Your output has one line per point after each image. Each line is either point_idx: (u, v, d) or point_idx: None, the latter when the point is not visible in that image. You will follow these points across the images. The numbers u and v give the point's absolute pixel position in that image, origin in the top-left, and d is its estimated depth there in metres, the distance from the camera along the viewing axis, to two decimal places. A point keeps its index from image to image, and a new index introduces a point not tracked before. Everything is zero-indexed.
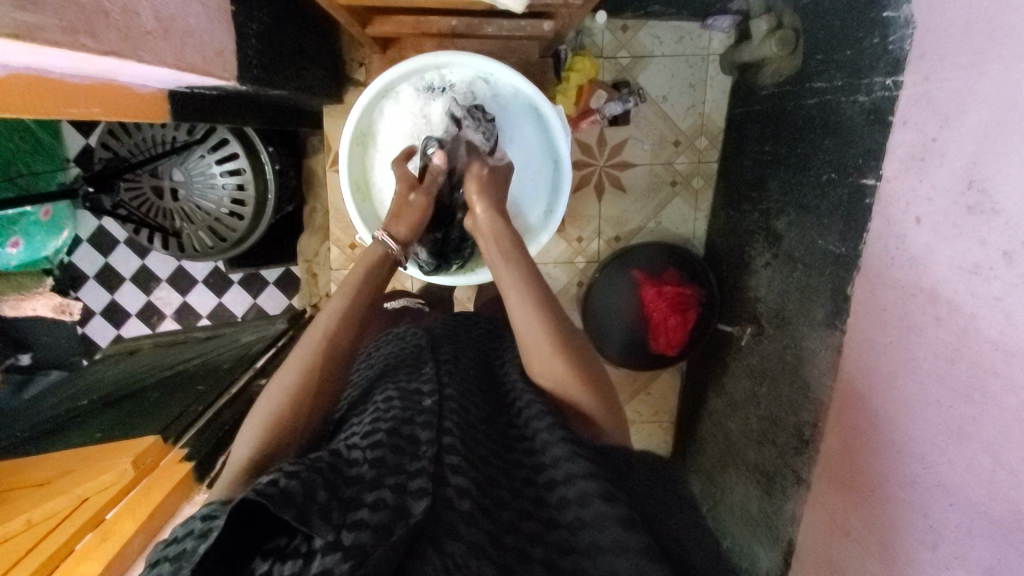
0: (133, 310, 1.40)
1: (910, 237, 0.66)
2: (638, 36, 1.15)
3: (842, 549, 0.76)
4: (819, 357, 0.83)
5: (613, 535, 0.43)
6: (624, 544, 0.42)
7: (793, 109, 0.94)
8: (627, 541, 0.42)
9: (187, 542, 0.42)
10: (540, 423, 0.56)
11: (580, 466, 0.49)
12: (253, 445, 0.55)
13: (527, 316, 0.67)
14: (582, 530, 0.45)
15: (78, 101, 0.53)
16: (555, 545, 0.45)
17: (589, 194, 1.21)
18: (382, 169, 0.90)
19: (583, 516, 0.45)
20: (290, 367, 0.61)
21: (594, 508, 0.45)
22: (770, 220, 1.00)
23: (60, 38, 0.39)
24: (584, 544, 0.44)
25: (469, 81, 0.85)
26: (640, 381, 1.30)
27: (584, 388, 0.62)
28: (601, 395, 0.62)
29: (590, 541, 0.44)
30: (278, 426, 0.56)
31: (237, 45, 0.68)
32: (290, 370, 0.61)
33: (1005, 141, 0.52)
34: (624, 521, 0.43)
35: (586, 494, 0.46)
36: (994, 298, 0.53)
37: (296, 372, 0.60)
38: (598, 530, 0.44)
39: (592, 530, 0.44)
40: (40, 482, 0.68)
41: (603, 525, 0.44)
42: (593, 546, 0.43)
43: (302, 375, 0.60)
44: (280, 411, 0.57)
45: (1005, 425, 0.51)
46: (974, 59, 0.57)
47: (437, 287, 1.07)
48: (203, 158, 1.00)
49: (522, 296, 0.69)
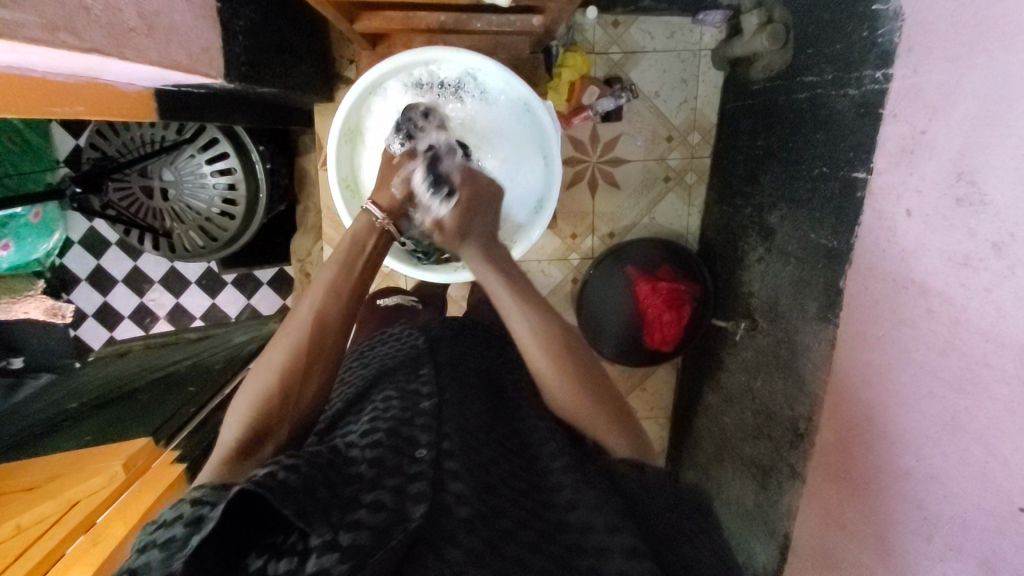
0: (125, 312, 1.39)
1: (901, 229, 0.66)
2: (629, 32, 1.15)
3: (836, 542, 0.76)
4: (813, 351, 0.83)
5: (617, 564, 0.44)
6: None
7: (785, 103, 0.94)
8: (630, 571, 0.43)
9: (178, 529, 0.42)
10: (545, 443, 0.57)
11: (591, 494, 0.50)
12: (241, 427, 0.55)
13: (530, 342, 0.65)
14: (581, 554, 0.45)
15: (62, 99, 0.52)
16: (554, 558, 0.45)
17: (582, 191, 1.21)
18: (372, 166, 0.89)
19: (584, 542, 0.46)
20: (277, 345, 0.60)
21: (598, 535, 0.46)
22: (763, 215, 1.00)
23: (39, 35, 0.39)
24: (582, 567, 0.45)
25: (457, 76, 0.85)
26: (636, 377, 1.30)
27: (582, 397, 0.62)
28: (600, 400, 0.63)
29: (589, 566, 0.45)
30: (266, 415, 0.56)
31: (223, 42, 0.67)
32: (278, 355, 0.59)
33: (994, 132, 0.52)
34: (629, 552, 0.44)
35: (590, 523, 0.47)
36: (985, 290, 0.53)
37: (283, 358, 0.59)
38: (601, 558, 0.45)
39: (593, 557, 0.45)
40: (28, 486, 0.66)
41: (608, 553, 0.45)
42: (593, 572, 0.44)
43: (290, 364, 0.59)
44: (271, 400, 0.57)
45: (997, 416, 0.51)
46: (961, 52, 0.57)
47: (430, 286, 1.06)
48: (192, 157, 0.99)
49: (527, 322, 0.66)
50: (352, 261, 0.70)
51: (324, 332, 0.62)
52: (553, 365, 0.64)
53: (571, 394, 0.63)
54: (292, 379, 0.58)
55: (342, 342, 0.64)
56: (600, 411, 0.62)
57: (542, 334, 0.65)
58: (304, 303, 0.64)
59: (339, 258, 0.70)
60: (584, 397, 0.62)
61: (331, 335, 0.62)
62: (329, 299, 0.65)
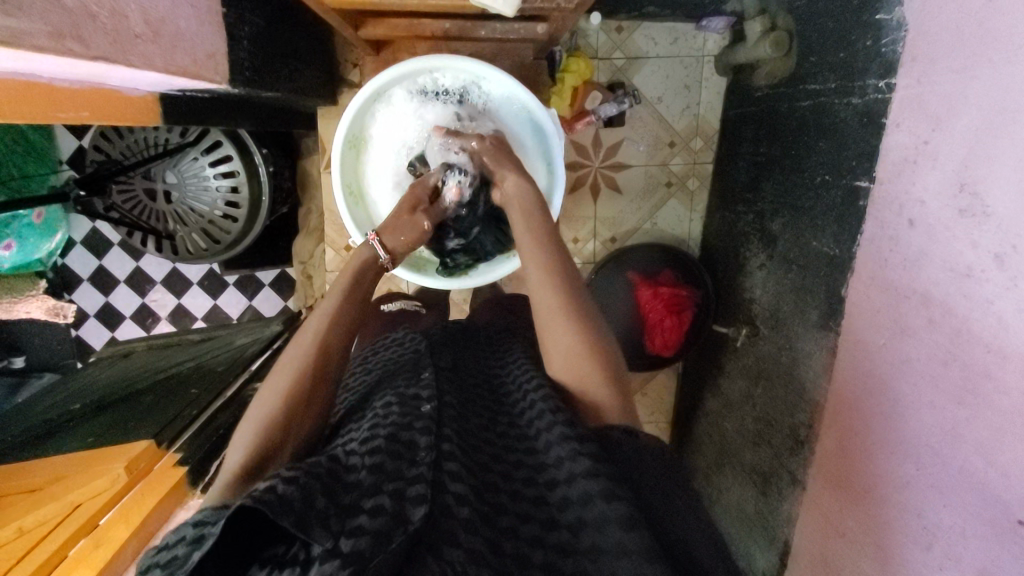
0: (126, 312, 1.39)
1: (902, 239, 0.66)
2: (633, 37, 1.15)
3: (836, 550, 0.76)
4: (813, 359, 0.83)
5: (614, 536, 0.43)
6: (624, 547, 0.42)
7: (787, 110, 0.94)
8: (627, 543, 0.42)
9: (179, 549, 0.42)
10: (542, 423, 0.56)
11: (582, 465, 0.48)
12: (245, 455, 0.54)
13: (559, 325, 0.63)
14: (583, 530, 0.45)
15: (67, 105, 0.53)
16: (555, 546, 0.46)
17: (585, 195, 1.21)
18: (373, 170, 0.90)
19: (584, 516, 0.46)
20: (284, 365, 0.60)
21: (596, 509, 0.45)
22: (765, 222, 1.00)
23: (46, 43, 0.39)
24: (585, 545, 0.45)
25: (462, 84, 0.85)
26: (637, 381, 1.30)
27: (606, 394, 0.59)
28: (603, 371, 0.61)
29: (592, 543, 0.44)
30: (272, 435, 0.55)
31: (228, 47, 0.67)
32: (283, 371, 0.60)
33: (996, 144, 0.52)
34: (626, 522, 0.43)
35: (587, 494, 0.46)
36: (988, 301, 0.53)
37: (290, 377, 0.59)
38: (600, 531, 0.44)
39: (593, 530, 0.45)
40: (31, 488, 0.68)
41: (605, 526, 0.44)
42: (595, 548, 0.44)
43: (294, 377, 0.59)
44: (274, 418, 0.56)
45: (997, 428, 0.51)
46: (963, 63, 0.57)
47: (434, 290, 1.07)
48: (196, 160, 0.99)
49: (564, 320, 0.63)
50: (357, 294, 0.70)
51: (327, 360, 0.62)
52: (577, 342, 0.62)
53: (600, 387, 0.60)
54: (297, 400, 0.58)
55: (343, 358, 0.64)
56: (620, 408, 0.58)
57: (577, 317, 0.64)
58: (307, 330, 0.64)
59: (343, 285, 0.70)
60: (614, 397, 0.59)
61: (336, 355, 0.63)
62: (327, 328, 0.64)
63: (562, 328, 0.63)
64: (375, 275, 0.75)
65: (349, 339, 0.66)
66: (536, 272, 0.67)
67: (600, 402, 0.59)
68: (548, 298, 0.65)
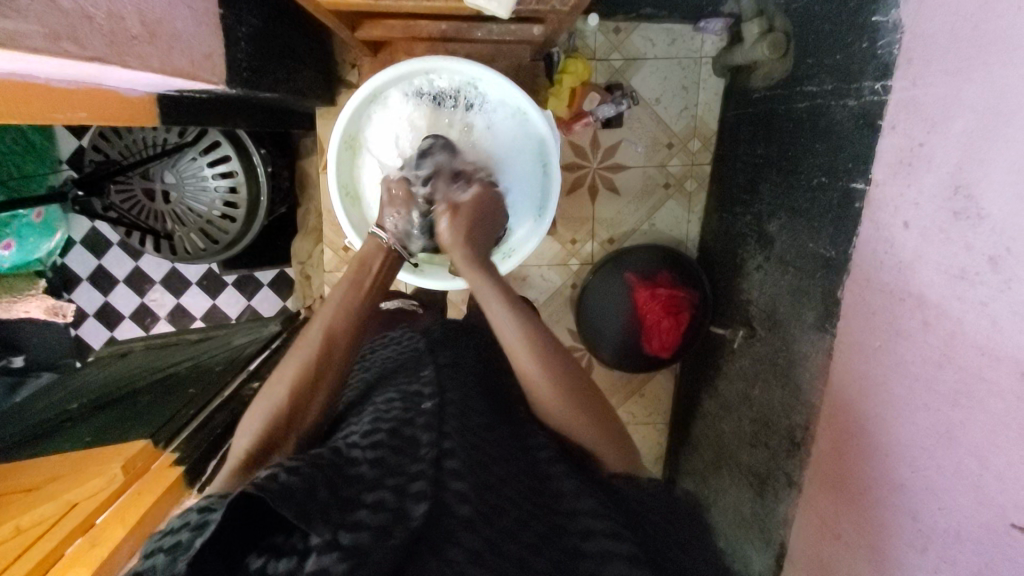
0: (125, 312, 1.39)
1: (898, 241, 0.66)
2: (631, 39, 1.15)
3: (832, 552, 0.76)
4: (810, 360, 0.83)
5: (617, 570, 0.44)
6: None
7: (784, 112, 0.94)
8: None
9: (183, 534, 0.42)
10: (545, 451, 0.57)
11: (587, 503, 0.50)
12: (251, 439, 0.56)
13: (535, 376, 0.62)
14: (581, 558, 0.46)
15: (64, 105, 0.53)
16: (562, 548, 0.47)
17: (583, 196, 1.22)
18: (372, 172, 0.90)
19: (584, 547, 0.47)
20: (290, 360, 0.61)
21: (601, 544, 0.46)
22: (762, 222, 1.00)
23: (42, 44, 0.39)
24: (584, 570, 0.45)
25: (457, 86, 0.86)
26: (636, 382, 1.30)
27: (598, 437, 0.61)
28: (578, 396, 0.61)
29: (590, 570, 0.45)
30: (274, 425, 0.56)
31: (225, 48, 0.67)
32: (289, 366, 0.61)
33: (991, 148, 0.53)
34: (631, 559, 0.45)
35: (591, 530, 0.48)
36: (982, 303, 0.53)
37: (292, 373, 0.60)
38: (603, 563, 0.45)
39: (593, 561, 0.46)
40: (28, 487, 0.68)
41: (608, 560, 0.45)
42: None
43: (299, 371, 0.60)
44: (277, 414, 0.57)
45: (991, 430, 0.52)
46: (958, 66, 0.58)
47: (431, 291, 1.08)
48: (194, 160, 0.99)
49: (542, 372, 0.62)
50: (368, 293, 0.71)
51: (331, 357, 0.62)
52: (558, 394, 0.61)
53: (590, 431, 0.61)
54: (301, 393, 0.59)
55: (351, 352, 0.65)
56: (609, 445, 0.61)
57: (549, 363, 0.62)
58: (314, 321, 0.65)
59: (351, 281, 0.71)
60: (602, 437, 0.61)
61: (343, 349, 0.64)
62: (334, 327, 0.64)
63: (538, 377, 0.62)
64: (381, 267, 0.75)
65: (359, 332, 0.67)
66: (509, 330, 0.64)
67: (592, 446, 0.60)
68: (521, 353, 0.63)
